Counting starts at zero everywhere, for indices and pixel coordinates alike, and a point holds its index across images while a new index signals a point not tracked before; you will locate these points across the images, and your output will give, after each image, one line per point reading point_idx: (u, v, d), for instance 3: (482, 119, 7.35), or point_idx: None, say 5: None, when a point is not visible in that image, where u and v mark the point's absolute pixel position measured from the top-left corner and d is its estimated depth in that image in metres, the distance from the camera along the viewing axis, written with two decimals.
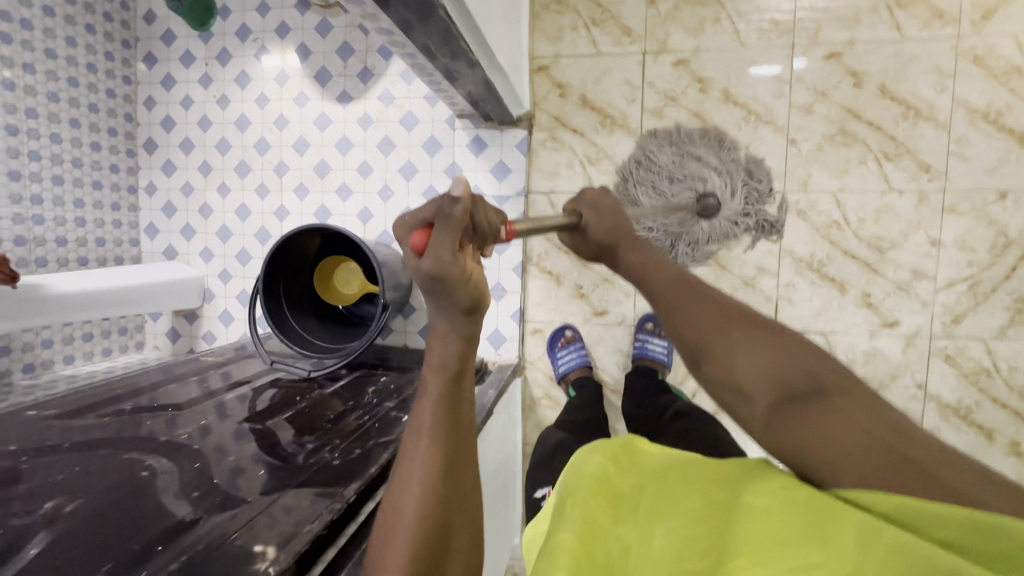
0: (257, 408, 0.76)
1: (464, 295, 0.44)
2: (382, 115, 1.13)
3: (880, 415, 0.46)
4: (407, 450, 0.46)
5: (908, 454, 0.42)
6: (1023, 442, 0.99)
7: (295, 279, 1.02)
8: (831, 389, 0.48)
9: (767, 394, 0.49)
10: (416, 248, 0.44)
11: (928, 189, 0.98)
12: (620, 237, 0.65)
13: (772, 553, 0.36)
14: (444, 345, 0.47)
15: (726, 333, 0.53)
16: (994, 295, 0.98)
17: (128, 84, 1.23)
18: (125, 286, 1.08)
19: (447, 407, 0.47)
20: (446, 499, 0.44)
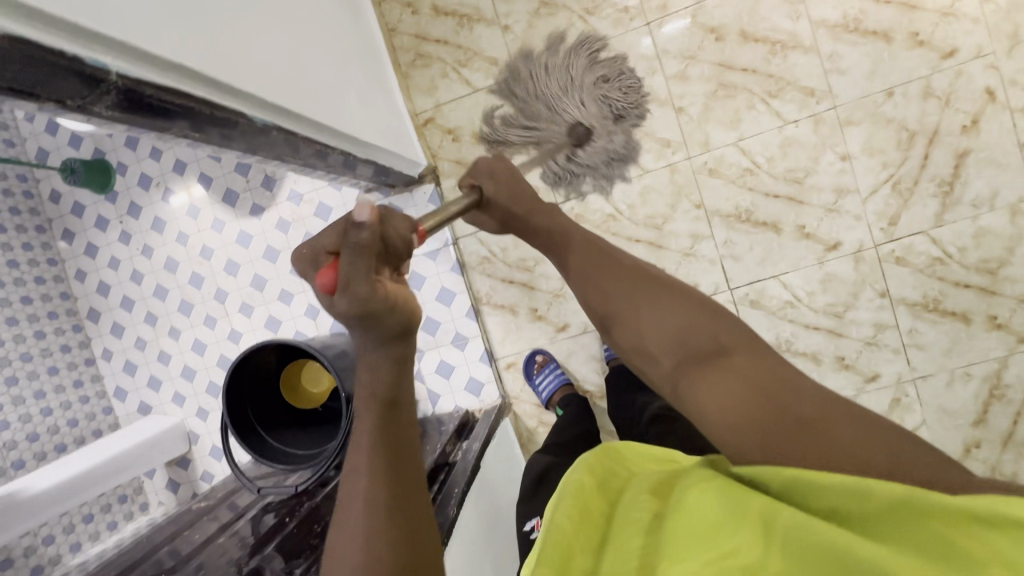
0: (249, 543, 0.77)
1: (392, 320, 0.45)
2: (297, 215, 1.15)
3: (783, 374, 0.44)
4: (348, 493, 0.43)
5: (809, 421, 0.40)
6: (1000, 315, 0.99)
7: (261, 399, 1.02)
8: (738, 348, 0.46)
9: (675, 356, 0.48)
10: (327, 288, 0.44)
11: (819, 110, 1.00)
12: (517, 202, 0.65)
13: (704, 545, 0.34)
14: (378, 374, 0.46)
15: (635, 302, 0.51)
16: (918, 187, 0.99)
17: (55, 265, 1.25)
18: (102, 460, 1.06)
19: (385, 436, 0.45)
20: (393, 540, 0.41)
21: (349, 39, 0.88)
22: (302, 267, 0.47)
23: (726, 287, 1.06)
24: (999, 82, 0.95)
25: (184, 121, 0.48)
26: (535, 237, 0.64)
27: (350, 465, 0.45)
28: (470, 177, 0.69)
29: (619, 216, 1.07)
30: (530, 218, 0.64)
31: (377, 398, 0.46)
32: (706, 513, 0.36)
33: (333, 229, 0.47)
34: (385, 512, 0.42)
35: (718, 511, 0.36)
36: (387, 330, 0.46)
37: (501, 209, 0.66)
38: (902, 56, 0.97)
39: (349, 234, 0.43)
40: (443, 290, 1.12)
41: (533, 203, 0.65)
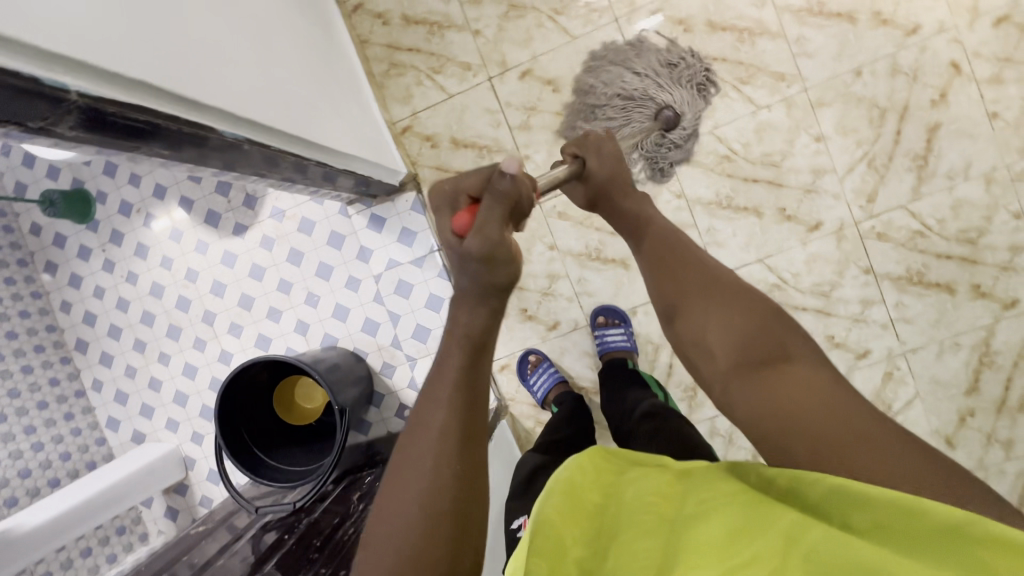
0: (249, 560, 0.76)
1: (503, 268, 0.45)
2: (281, 231, 1.15)
3: (844, 386, 0.46)
4: (424, 418, 0.43)
5: (858, 429, 0.42)
6: (983, 283, 1.00)
7: (254, 419, 1.01)
8: (798, 357, 0.49)
9: (732, 356, 0.51)
10: (457, 227, 0.47)
11: (790, 94, 1.01)
12: (619, 188, 0.66)
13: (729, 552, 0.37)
14: (472, 315, 0.45)
15: (703, 300, 0.55)
16: (893, 163, 1.00)
17: (40, 297, 1.24)
18: (104, 488, 1.06)
19: (469, 378, 0.44)
20: (459, 476, 0.41)
21: (318, 50, 0.89)
22: (438, 203, 0.50)
23: None
24: (963, 55, 0.97)
25: (149, 138, 0.49)
26: (620, 218, 0.67)
27: (427, 391, 0.44)
28: (576, 146, 0.68)
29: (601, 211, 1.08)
30: (604, 202, 0.67)
31: (466, 336, 0.44)
32: (729, 521, 0.39)
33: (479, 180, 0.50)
34: (457, 453, 0.41)
35: (734, 520, 0.39)
36: (489, 279, 0.45)
37: (599, 185, 0.66)
38: (867, 35, 0.98)
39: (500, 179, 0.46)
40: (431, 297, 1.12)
41: (621, 192, 0.66)
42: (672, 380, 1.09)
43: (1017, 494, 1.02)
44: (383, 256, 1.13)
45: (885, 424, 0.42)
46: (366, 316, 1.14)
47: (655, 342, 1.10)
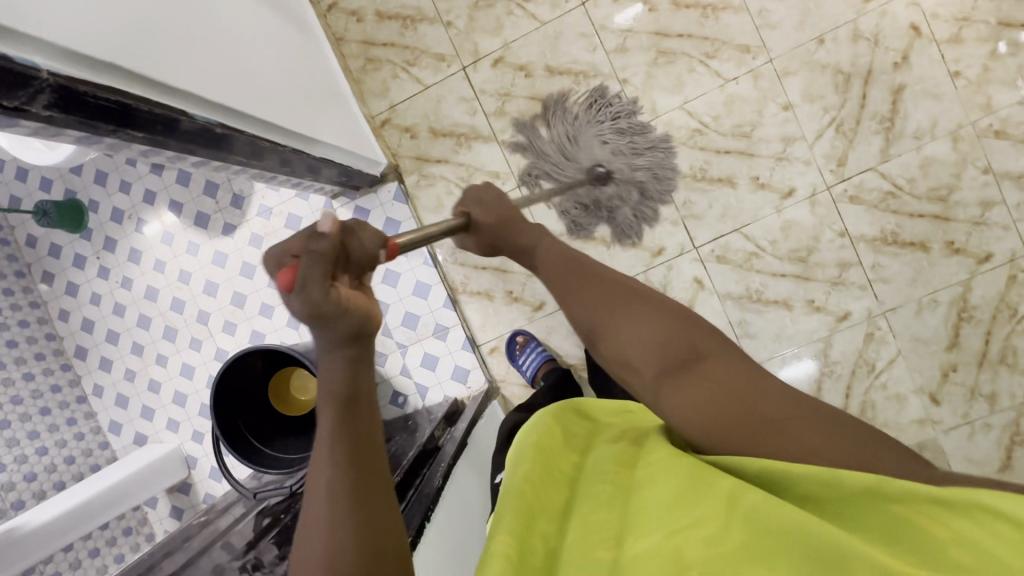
0: (247, 539, 0.79)
1: (349, 317, 0.43)
2: (268, 228, 1.18)
3: (760, 376, 0.47)
4: (312, 486, 0.43)
5: (775, 418, 0.43)
6: (956, 239, 1.02)
7: (250, 409, 1.04)
8: (712, 352, 0.49)
9: (654, 364, 0.48)
10: (283, 286, 0.43)
11: (756, 65, 1.03)
12: (518, 225, 0.67)
13: (670, 520, 0.39)
14: (335, 374, 0.44)
15: (615, 310, 0.53)
16: (861, 127, 1.02)
17: (38, 307, 1.27)
18: (124, 480, 1.13)
19: (344, 429, 0.44)
20: (358, 533, 0.40)
21: (302, 60, 0.93)
22: (268, 266, 0.48)
23: (692, 246, 1.08)
24: (922, 17, 0.99)
25: (127, 123, 0.52)
26: (521, 255, 0.66)
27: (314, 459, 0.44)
28: (463, 205, 0.70)
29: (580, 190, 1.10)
30: (503, 244, 0.67)
31: (337, 394, 0.44)
32: (675, 488, 0.41)
33: (300, 233, 0.47)
34: (347, 509, 0.41)
35: (680, 487, 0.40)
36: (342, 328, 0.43)
37: (489, 230, 0.67)
38: (827, 4, 1.01)
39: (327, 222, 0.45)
40: (418, 285, 1.15)
41: (513, 223, 0.67)
42: None
43: (1003, 447, 1.03)
44: None
45: (799, 409, 0.43)
46: None
47: None
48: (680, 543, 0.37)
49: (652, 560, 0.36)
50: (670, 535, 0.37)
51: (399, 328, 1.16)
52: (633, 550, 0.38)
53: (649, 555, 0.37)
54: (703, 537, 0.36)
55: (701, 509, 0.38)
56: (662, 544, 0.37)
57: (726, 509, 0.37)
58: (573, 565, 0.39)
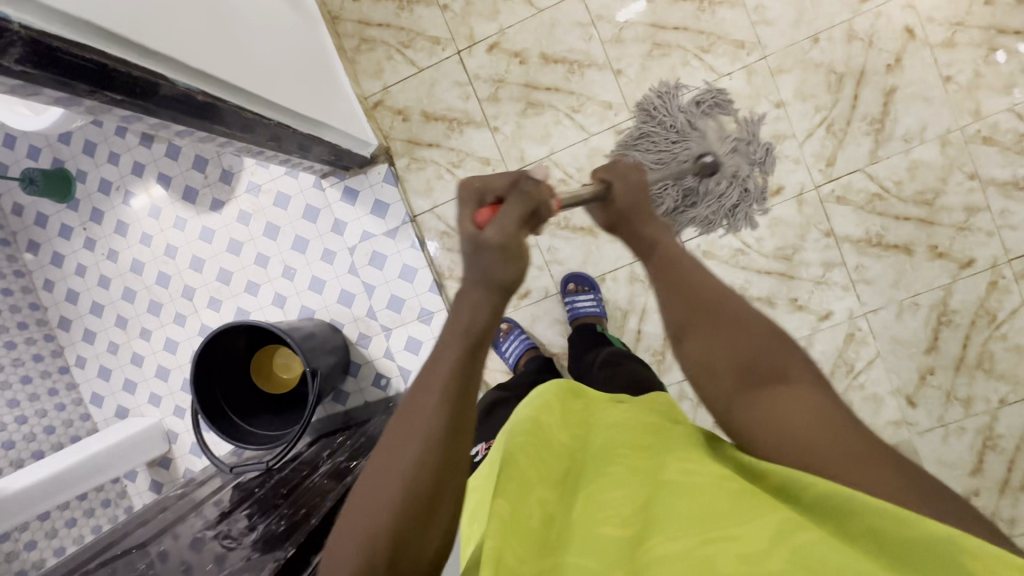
0: (219, 509, 0.79)
1: (504, 270, 0.44)
2: (256, 206, 1.17)
3: (852, 420, 0.45)
4: (411, 420, 0.41)
5: (851, 449, 0.42)
6: (940, 244, 1.03)
7: (230, 385, 1.04)
8: (805, 381, 0.47)
9: (735, 376, 0.49)
10: (479, 218, 0.48)
11: (750, 61, 1.03)
12: (641, 214, 0.61)
13: (702, 529, 0.39)
14: (474, 315, 0.43)
15: (713, 321, 0.51)
16: (851, 127, 1.02)
17: (22, 276, 1.26)
18: (84, 458, 1.07)
19: (459, 380, 0.42)
20: (440, 484, 0.40)
21: (298, 42, 0.93)
22: (464, 196, 0.50)
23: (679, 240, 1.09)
24: (917, 20, 0.99)
25: (105, 85, 0.52)
26: (636, 242, 0.61)
27: (420, 389, 0.42)
28: (605, 170, 0.64)
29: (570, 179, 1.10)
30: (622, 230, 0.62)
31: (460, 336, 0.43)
32: (715, 504, 0.40)
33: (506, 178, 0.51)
34: (428, 469, 0.39)
35: (723, 503, 0.40)
36: (496, 279, 0.44)
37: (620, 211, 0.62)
38: (823, 3, 1.01)
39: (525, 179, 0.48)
40: (404, 268, 1.14)
41: (646, 215, 0.61)
42: (641, 345, 1.12)
43: (975, 451, 1.04)
44: (356, 229, 1.15)
45: (870, 445, 0.42)
46: (342, 288, 1.17)
47: (625, 309, 1.12)
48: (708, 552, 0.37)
49: (679, 561, 0.36)
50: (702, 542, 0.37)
51: (385, 311, 1.16)
52: (655, 552, 0.38)
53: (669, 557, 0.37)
54: (738, 553, 0.36)
55: (740, 526, 0.38)
56: (689, 550, 0.37)
57: (768, 530, 0.37)
58: (581, 556, 0.40)
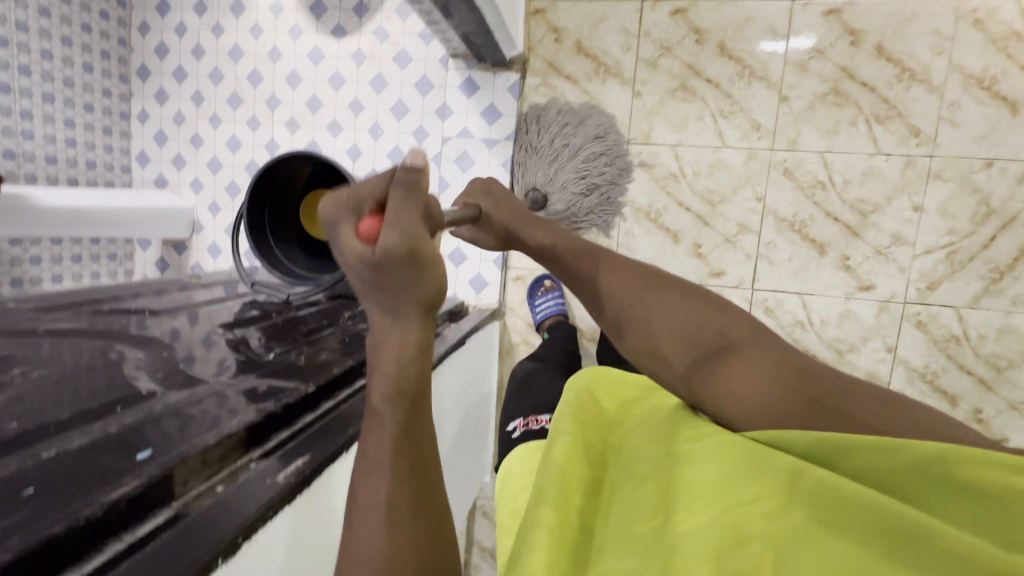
0: (232, 317, 0.79)
1: (418, 286, 0.39)
2: (375, 52, 1.13)
3: (789, 363, 0.57)
4: (366, 495, 0.42)
5: (817, 396, 0.55)
6: (985, 410, 1.00)
7: (280, 206, 1.03)
8: (744, 343, 0.59)
9: (687, 355, 0.59)
10: (365, 234, 0.37)
11: (915, 153, 0.97)
12: (525, 222, 0.65)
13: (716, 499, 0.46)
14: (398, 371, 0.41)
15: (643, 307, 0.62)
16: (970, 264, 0.98)
17: (123, 8, 1.21)
18: (106, 207, 1.06)
19: (405, 434, 0.43)
20: (416, 547, 0.42)
21: None
22: (330, 213, 0.38)
23: (749, 284, 1.06)
24: None
25: None
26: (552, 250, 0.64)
27: (362, 470, 0.43)
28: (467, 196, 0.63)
29: (681, 177, 1.06)
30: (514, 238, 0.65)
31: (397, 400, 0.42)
32: (718, 477, 0.47)
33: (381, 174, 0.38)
34: (406, 525, 0.42)
35: (724, 472, 0.47)
36: (412, 297, 0.40)
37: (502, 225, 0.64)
38: (1019, 132, 0.94)
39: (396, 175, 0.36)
40: None
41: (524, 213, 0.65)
42: None
43: None
44: (459, 122, 1.10)
45: (830, 387, 0.55)
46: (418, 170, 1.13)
47: None
48: (731, 517, 0.43)
49: (703, 531, 0.43)
50: (719, 510, 0.44)
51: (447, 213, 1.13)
52: (682, 526, 0.44)
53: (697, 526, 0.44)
54: (756, 513, 0.43)
55: (752, 489, 0.45)
56: (712, 517, 0.44)
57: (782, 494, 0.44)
58: (619, 548, 0.47)
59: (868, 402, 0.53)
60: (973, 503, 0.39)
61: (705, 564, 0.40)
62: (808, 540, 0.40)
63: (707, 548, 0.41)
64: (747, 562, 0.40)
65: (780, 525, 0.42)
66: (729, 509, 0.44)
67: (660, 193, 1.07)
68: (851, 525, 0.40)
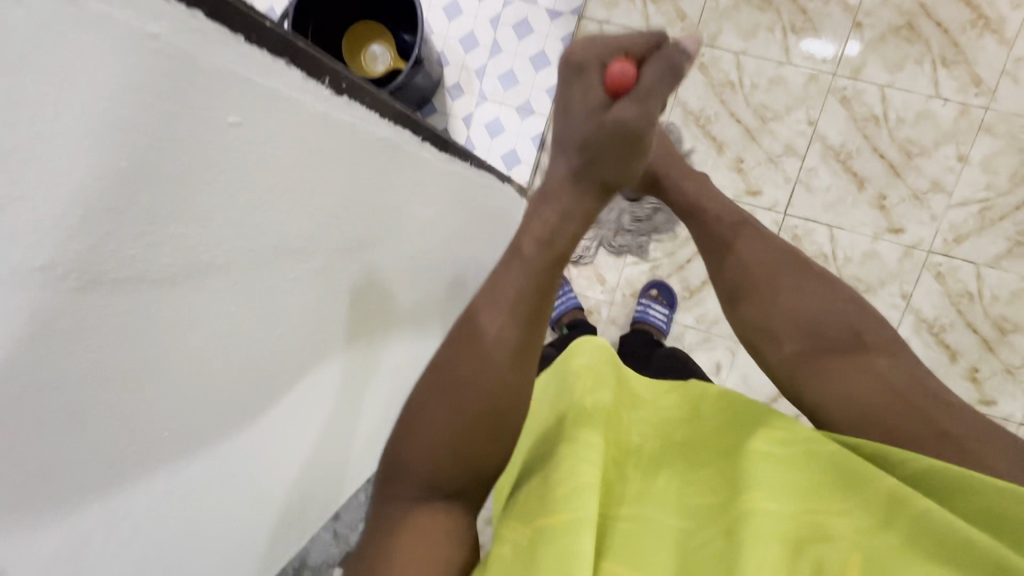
0: None
1: (615, 165, 0.45)
2: None
3: (929, 390, 0.41)
4: (480, 325, 0.41)
5: (965, 433, 0.38)
6: (981, 370, 1.02)
7: (326, 22, 0.97)
8: (880, 351, 0.43)
9: (803, 336, 0.45)
10: (613, 78, 0.43)
11: (972, 103, 0.98)
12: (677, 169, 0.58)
13: (801, 492, 0.35)
14: (559, 222, 0.45)
15: (776, 275, 0.48)
16: (1000, 223, 0.99)
17: None
18: None
19: (535, 283, 0.43)
20: (509, 388, 0.40)
21: None
22: (582, 59, 0.44)
23: (783, 209, 1.05)
24: None
25: None
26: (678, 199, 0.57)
27: (456, 355, 0.41)
28: None
29: (739, 88, 1.04)
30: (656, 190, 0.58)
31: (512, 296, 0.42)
32: (806, 472, 0.36)
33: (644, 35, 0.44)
34: (507, 361, 0.40)
35: (821, 469, 0.36)
36: (600, 171, 0.45)
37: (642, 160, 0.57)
38: None
39: (672, 50, 0.42)
40: (540, 54, 1.07)
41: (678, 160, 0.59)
42: (677, 275, 1.11)
43: None
44: None
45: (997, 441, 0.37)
46: (472, 30, 1.08)
47: None
48: (816, 518, 0.34)
49: (782, 524, 0.33)
50: (802, 507, 0.34)
51: (493, 79, 1.09)
52: (757, 508, 0.34)
53: (781, 517, 0.34)
54: (850, 523, 0.33)
55: (848, 499, 0.34)
56: (795, 512, 0.34)
57: (876, 506, 0.33)
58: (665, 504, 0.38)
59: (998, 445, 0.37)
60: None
61: (780, 558, 0.32)
62: (897, 567, 0.30)
63: (785, 536, 0.33)
64: (830, 559, 0.32)
65: (876, 542, 0.32)
66: (816, 509, 0.34)
67: (714, 100, 1.05)
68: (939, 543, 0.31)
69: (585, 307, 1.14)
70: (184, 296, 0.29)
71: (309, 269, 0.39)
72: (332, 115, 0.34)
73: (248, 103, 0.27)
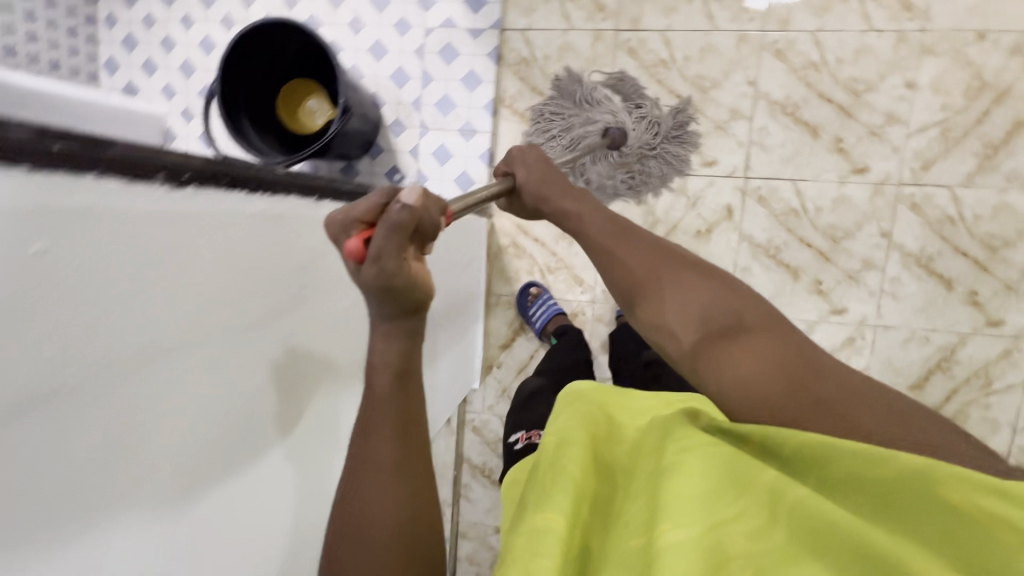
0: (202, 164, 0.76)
1: (398, 301, 0.41)
2: None
3: (798, 348, 0.40)
4: (362, 455, 0.44)
5: (832, 391, 0.37)
6: (981, 293, 0.99)
7: (254, 88, 1.00)
8: (758, 327, 0.42)
9: (694, 329, 0.43)
10: (354, 255, 0.39)
11: (908, 28, 0.96)
12: (555, 189, 0.57)
13: (706, 507, 0.34)
14: (385, 346, 0.44)
15: (668, 272, 0.46)
16: (965, 140, 0.96)
17: None
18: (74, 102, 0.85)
19: (397, 403, 0.45)
20: (402, 505, 0.44)
21: None
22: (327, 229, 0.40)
23: (743, 172, 1.03)
24: None
25: None
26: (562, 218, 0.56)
27: (350, 485, 0.44)
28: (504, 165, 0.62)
29: (672, 64, 1.03)
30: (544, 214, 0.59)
31: (393, 421, 0.44)
32: (708, 485, 0.35)
33: (371, 197, 0.40)
34: (388, 483, 0.43)
35: (716, 482, 0.35)
36: (399, 304, 0.42)
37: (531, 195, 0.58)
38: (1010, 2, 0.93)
39: (389, 212, 0.37)
40: (470, 73, 1.08)
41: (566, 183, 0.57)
42: None
43: None
44: (442, 12, 1.07)
45: (869, 396, 0.37)
46: (400, 65, 1.10)
47: (655, 219, 1.06)
48: (719, 534, 0.32)
49: (691, 552, 0.31)
50: (707, 525, 0.33)
51: (431, 108, 1.09)
52: (663, 538, 0.33)
53: (686, 544, 0.32)
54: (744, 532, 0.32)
55: (738, 504, 0.34)
56: (701, 535, 0.32)
57: (762, 506, 0.33)
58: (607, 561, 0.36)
59: (889, 410, 0.36)
60: (962, 522, 0.27)
61: None
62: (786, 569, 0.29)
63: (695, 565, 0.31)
64: None
65: (767, 548, 0.31)
66: (719, 523, 0.33)
67: (652, 81, 1.04)
68: (833, 542, 0.29)
69: (570, 310, 1.13)
70: (53, 413, 0.31)
71: (198, 357, 0.40)
72: (179, 207, 0.35)
73: (45, 227, 0.28)
